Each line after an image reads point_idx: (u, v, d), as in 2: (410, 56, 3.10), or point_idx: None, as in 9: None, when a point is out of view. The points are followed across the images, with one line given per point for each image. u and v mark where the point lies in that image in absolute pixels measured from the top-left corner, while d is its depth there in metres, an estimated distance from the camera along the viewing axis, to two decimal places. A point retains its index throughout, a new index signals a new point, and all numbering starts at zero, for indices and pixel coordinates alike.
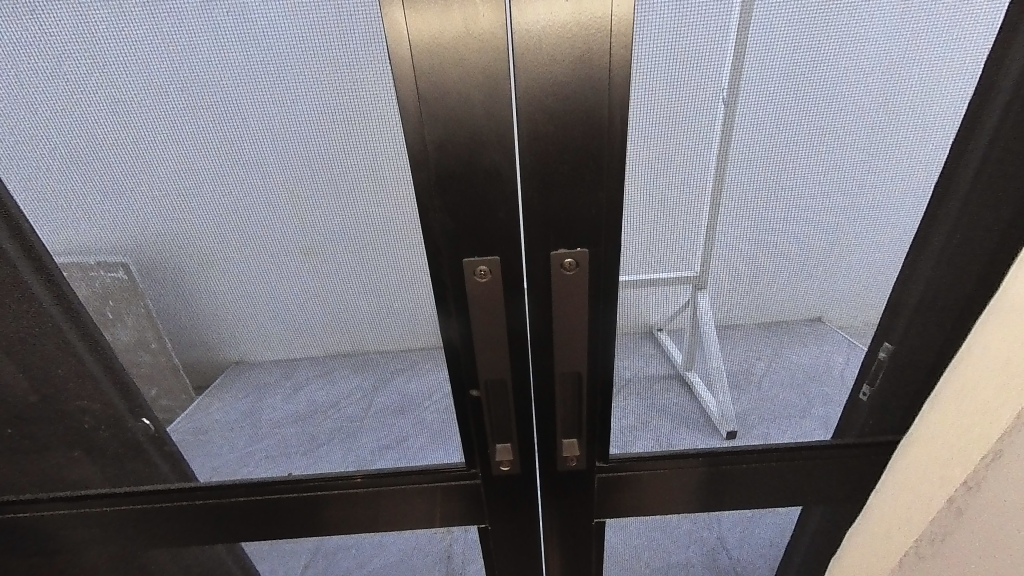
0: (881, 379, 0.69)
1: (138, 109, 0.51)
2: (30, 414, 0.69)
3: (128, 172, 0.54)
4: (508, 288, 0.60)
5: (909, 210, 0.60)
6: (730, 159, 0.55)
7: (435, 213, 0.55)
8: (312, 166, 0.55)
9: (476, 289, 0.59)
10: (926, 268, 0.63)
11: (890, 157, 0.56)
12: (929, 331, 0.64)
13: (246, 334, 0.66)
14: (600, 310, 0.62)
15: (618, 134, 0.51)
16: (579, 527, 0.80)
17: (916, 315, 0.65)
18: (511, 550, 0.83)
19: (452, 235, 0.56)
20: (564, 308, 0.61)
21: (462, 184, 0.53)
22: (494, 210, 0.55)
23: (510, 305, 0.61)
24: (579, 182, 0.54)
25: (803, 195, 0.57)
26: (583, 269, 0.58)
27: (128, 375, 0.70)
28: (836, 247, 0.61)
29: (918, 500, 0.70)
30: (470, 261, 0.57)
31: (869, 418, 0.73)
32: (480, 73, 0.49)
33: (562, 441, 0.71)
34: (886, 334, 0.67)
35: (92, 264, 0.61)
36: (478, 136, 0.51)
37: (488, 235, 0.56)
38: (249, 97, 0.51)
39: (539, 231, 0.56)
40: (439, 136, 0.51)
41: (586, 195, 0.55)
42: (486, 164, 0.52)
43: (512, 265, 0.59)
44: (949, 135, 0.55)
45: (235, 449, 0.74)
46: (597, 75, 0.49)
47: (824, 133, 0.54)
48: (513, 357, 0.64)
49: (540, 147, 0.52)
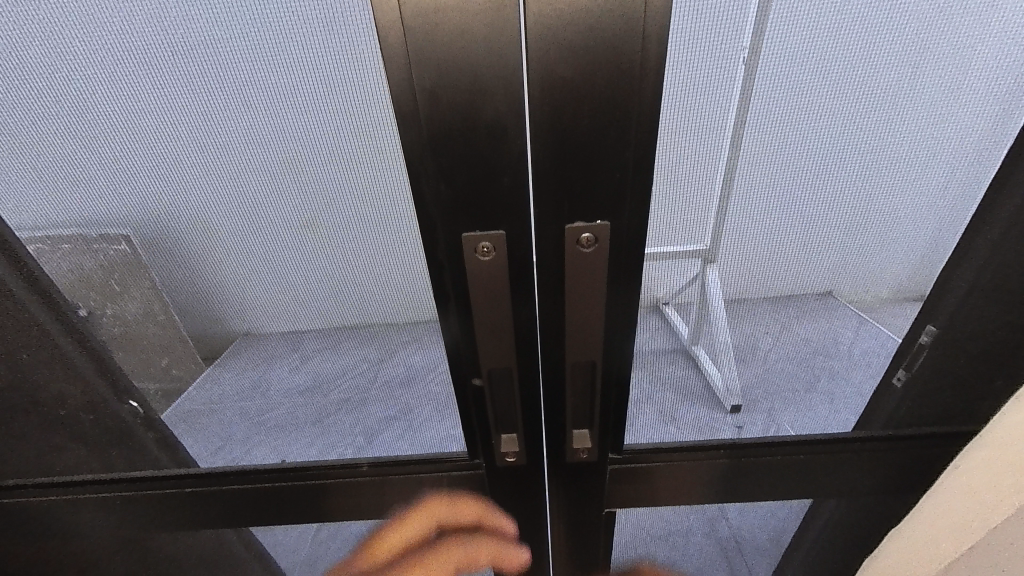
0: (919, 364, 0.70)
1: (131, 75, 0.49)
2: (52, 380, 0.71)
3: (125, 143, 0.53)
4: (515, 262, 0.59)
5: (941, 176, 0.56)
6: (748, 126, 0.52)
7: (428, 182, 0.53)
8: (312, 135, 0.53)
9: (477, 265, 0.58)
10: (985, 248, 0.61)
11: (920, 121, 0.52)
12: (984, 315, 0.64)
13: (253, 307, 0.67)
14: (618, 286, 0.61)
15: (651, 84, 0.48)
16: (588, 515, 0.83)
17: (968, 299, 0.63)
18: (516, 537, 0.86)
19: (448, 207, 0.55)
20: (583, 286, 0.60)
21: (459, 146, 0.51)
22: (499, 176, 0.53)
23: (517, 279, 0.60)
24: (598, 148, 0.52)
25: (825, 165, 0.55)
26: (602, 243, 0.57)
27: (141, 345, 0.71)
28: (852, 220, 0.59)
29: (978, 502, 0.70)
30: (470, 236, 0.56)
31: (902, 405, 0.74)
32: (488, 10, 0.45)
33: (573, 432, 0.73)
34: (931, 317, 0.66)
35: (94, 236, 0.61)
36: (482, 97, 0.49)
37: (491, 205, 0.55)
38: (248, 63, 0.49)
39: (554, 199, 0.55)
40: (434, 93, 0.48)
41: (610, 165, 0.53)
42: (492, 130, 0.50)
43: (519, 239, 0.58)
44: (994, 90, 0.51)
45: (247, 418, 0.77)
46: (630, 14, 0.45)
47: (854, 95, 0.51)
48: (514, 337, 0.64)
49: (556, 101, 0.49)
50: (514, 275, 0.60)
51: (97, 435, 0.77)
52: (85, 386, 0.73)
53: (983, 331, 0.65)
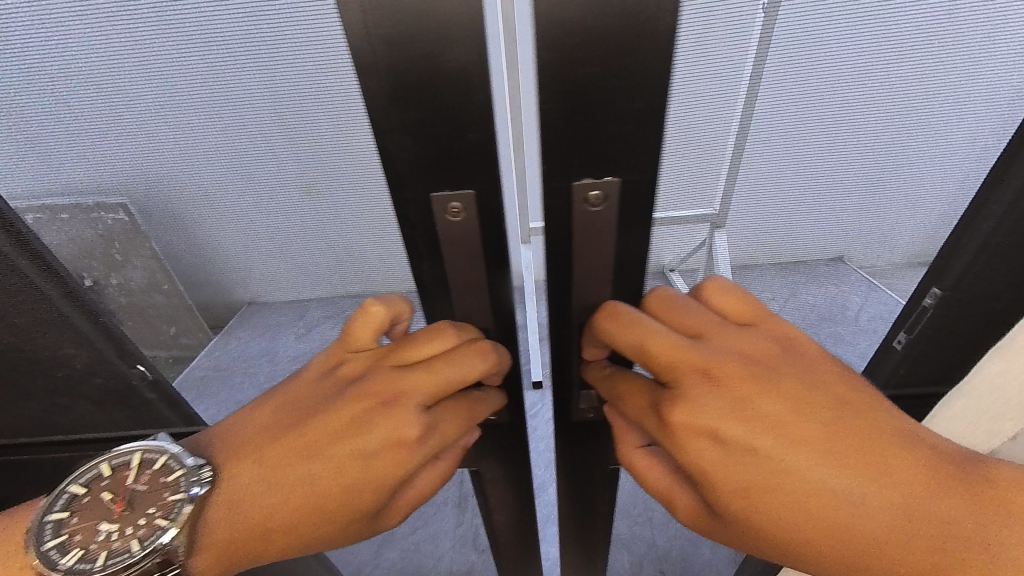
0: (921, 328, 0.67)
1: (98, 33, 0.46)
2: (49, 354, 0.71)
3: (106, 107, 0.51)
4: (489, 221, 0.58)
5: (965, 135, 0.53)
6: (764, 80, 0.49)
7: (392, 135, 0.51)
8: (302, 96, 0.50)
9: (449, 228, 0.58)
10: (1001, 207, 0.55)
11: (946, 76, 0.48)
12: (989, 276, 0.60)
13: (255, 275, 0.67)
14: (628, 247, 0.61)
15: (665, 26, 0.44)
16: (591, 472, 0.87)
17: (982, 254, 0.58)
18: (518, 495, 0.90)
19: (416, 165, 0.53)
20: (592, 244, 0.60)
21: (423, 98, 0.49)
22: (466, 131, 0.51)
23: (492, 239, 0.59)
24: (603, 98, 0.49)
25: (842, 121, 0.52)
26: (611, 201, 0.56)
27: (149, 314, 0.72)
28: (866, 184, 0.57)
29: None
30: (440, 198, 0.55)
31: (902, 366, 0.72)
32: None
33: (580, 393, 0.76)
34: (938, 279, 0.62)
35: (90, 205, 0.59)
36: (441, 44, 0.45)
37: (463, 164, 0.53)
38: (227, 14, 0.45)
39: (562, 157, 0.53)
40: (390, 41, 0.45)
41: (615, 117, 0.50)
42: (458, 81, 0.48)
43: (493, 196, 0.56)
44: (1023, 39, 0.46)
45: (261, 382, 0.80)
46: None
47: (881, 46, 0.46)
48: (495, 302, 0.65)
49: (558, 44, 0.45)
50: (489, 234, 0.59)
51: (104, 405, 0.79)
52: (84, 360, 0.72)
53: (988, 291, 0.62)
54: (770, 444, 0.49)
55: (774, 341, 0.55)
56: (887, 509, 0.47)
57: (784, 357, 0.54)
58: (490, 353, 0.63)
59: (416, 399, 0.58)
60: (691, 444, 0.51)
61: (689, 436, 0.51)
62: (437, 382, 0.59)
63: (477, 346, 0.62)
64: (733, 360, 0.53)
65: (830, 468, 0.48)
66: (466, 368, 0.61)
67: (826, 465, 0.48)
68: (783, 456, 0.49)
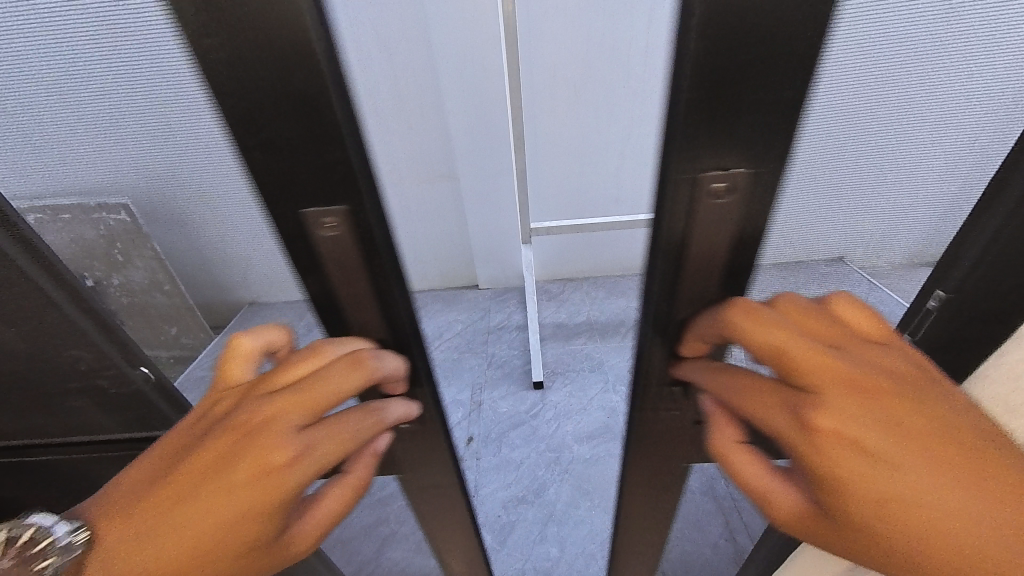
0: (927, 328, 0.61)
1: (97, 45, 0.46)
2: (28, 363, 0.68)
3: (111, 118, 0.51)
4: (371, 257, 0.49)
5: (973, 129, 0.51)
6: None
7: (255, 153, 0.43)
8: None
9: (325, 253, 0.49)
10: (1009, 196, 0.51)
11: (952, 67, 0.47)
12: (993, 276, 0.56)
13: (256, 276, 0.69)
14: (748, 250, 0.50)
15: None
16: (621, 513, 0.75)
17: (989, 246, 0.54)
18: None
19: (274, 182, 0.44)
20: (708, 240, 0.48)
21: (276, 112, 0.40)
22: (329, 149, 0.42)
23: (378, 276, 0.50)
24: (772, 66, 0.38)
25: (846, 125, 0.50)
26: (736, 199, 0.46)
27: (154, 312, 0.75)
28: (870, 183, 0.57)
29: None
30: (311, 214, 0.46)
31: None
32: None
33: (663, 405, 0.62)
34: (939, 279, 0.59)
35: (93, 205, 0.60)
36: (265, 44, 0.36)
37: (330, 183, 0.44)
38: None
39: (704, 134, 0.42)
40: (242, 51, 0.36)
41: (773, 96, 0.40)
42: (298, 84, 0.38)
43: (369, 228, 0.47)
44: None
45: None
46: None
47: (893, 37, 0.44)
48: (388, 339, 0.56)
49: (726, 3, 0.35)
50: (376, 272, 0.50)
51: (88, 418, 0.76)
52: (58, 370, 0.69)
53: (996, 292, 0.57)
54: (891, 452, 0.39)
55: (920, 366, 0.45)
56: (968, 532, 0.37)
57: (924, 381, 0.44)
58: (369, 359, 0.53)
59: (283, 430, 0.46)
60: (834, 454, 0.40)
61: (836, 450, 0.40)
62: (307, 404, 0.47)
63: (351, 359, 0.51)
64: (871, 373, 0.43)
65: (927, 477, 0.39)
66: (332, 385, 0.48)
67: (920, 473, 0.39)
68: (886, 465, 0.39)
